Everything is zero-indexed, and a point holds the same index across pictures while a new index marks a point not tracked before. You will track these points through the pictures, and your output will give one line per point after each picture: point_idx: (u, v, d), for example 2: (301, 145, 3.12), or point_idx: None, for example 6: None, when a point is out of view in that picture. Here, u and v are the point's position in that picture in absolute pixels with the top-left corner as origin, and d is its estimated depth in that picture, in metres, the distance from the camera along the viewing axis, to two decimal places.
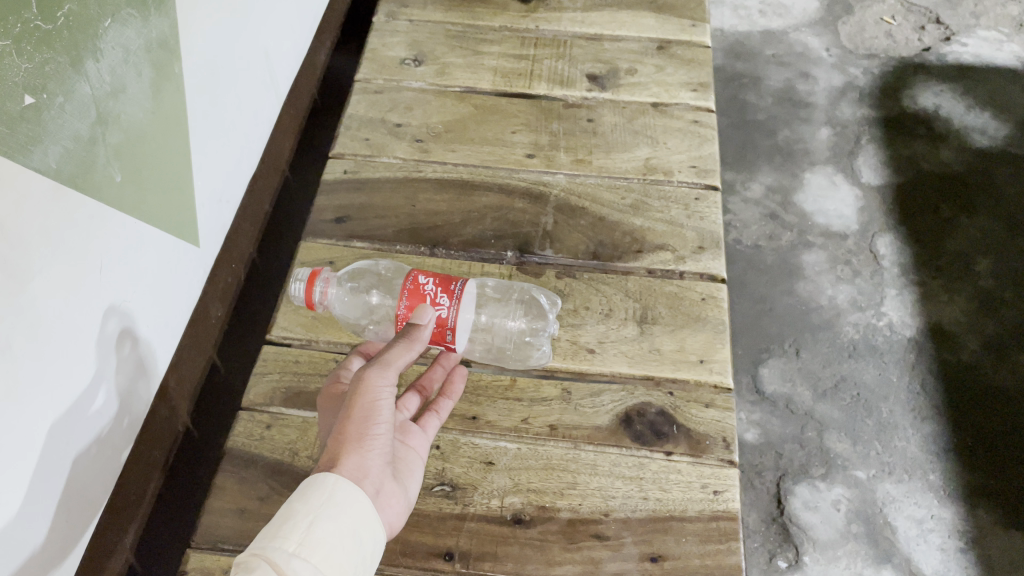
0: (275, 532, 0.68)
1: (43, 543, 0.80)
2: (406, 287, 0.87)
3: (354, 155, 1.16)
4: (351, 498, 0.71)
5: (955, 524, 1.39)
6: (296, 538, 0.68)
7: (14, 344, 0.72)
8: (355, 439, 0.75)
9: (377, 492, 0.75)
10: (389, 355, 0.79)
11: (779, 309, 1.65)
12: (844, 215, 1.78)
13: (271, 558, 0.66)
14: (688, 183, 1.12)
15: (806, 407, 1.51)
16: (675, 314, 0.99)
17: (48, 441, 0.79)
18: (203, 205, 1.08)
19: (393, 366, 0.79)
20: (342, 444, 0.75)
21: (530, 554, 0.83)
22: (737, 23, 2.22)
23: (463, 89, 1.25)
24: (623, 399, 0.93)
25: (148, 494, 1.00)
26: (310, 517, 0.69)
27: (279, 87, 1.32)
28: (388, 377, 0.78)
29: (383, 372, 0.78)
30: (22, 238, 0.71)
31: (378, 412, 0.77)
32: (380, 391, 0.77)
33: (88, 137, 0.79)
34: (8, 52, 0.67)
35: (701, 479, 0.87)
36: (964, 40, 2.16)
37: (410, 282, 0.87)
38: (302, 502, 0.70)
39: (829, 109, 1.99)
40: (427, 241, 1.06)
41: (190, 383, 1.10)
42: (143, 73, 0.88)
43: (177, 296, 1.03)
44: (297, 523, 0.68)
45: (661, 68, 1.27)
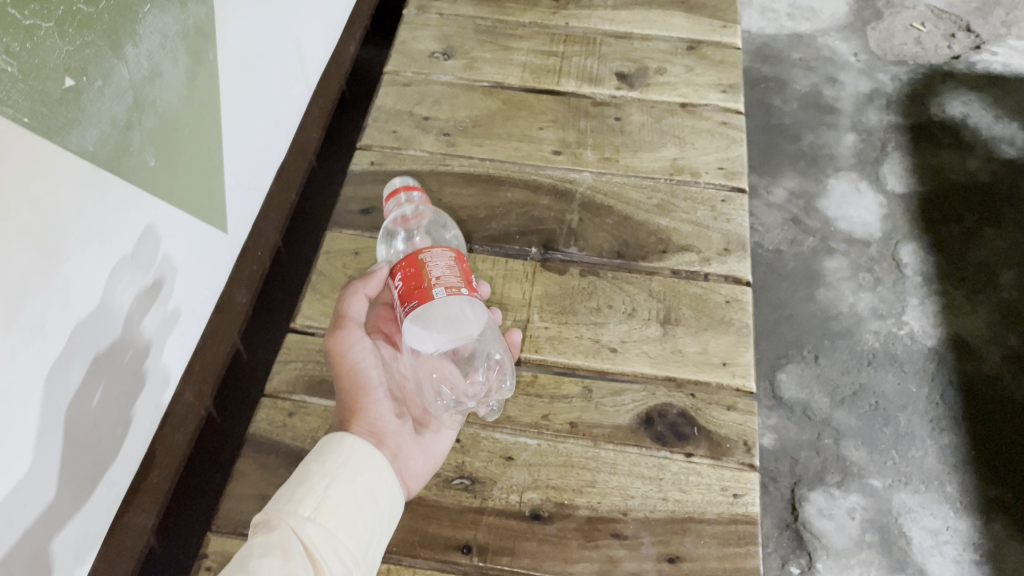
0: (292, 496, 0.75)
1: (66, 520, 0.81)
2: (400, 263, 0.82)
3: (382, 147, 1.16)
4: (366, 459, 0.79)
5: (970, 536, 1.38)
6: (311, 503, 0.74)
7: (48, 324, 0.73)
8: (356, 407, 0.83)
9: (395, 456, 0.82)
10: (345, 311, 0.86)
11: (799, 314, 1.64)
12: (868, 222, 1.77)
13: (289, 520, 0.73)
14: (715, 185, 1.11)
15: (824, 413, 1.50)
16: (699, 316, 0.98)
17: (74, 420, 0.80)
18: (233, 192, 1.09)
19: (353, 322, 0.85)
20: (347, 414, 0.83)
21: (547, 551, 0.83)
22: (764, 26, 2.22)
23: (491, 84, 1.25)
24: (644, 399, 0.93)
25: (171, 476, 1.01)
26: (326, 481, 0.76)
27: (309, 77, 1.32)
28: (354, 335, 0.84)
29: (348, 331, 0.85)
30: (57, 218, 0.72)
31: (361, 373, 0.84)
32: (353, 350, 0.84)
33: (124, 121, 0.79)
34: (51, 34, 0.67)
35: (721, 482, 0.87)
36: (994, 50, 2.14)
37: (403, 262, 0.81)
38: (318, 465, 0.77)
39: (855, 115, 1.97)
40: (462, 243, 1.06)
41: (214, 368, 1.11)
42: (179, 60, 0.89)
43: (206, 281, 1.04)
44: (314, 486, 0.75)
45: (691, 69, 1.27)
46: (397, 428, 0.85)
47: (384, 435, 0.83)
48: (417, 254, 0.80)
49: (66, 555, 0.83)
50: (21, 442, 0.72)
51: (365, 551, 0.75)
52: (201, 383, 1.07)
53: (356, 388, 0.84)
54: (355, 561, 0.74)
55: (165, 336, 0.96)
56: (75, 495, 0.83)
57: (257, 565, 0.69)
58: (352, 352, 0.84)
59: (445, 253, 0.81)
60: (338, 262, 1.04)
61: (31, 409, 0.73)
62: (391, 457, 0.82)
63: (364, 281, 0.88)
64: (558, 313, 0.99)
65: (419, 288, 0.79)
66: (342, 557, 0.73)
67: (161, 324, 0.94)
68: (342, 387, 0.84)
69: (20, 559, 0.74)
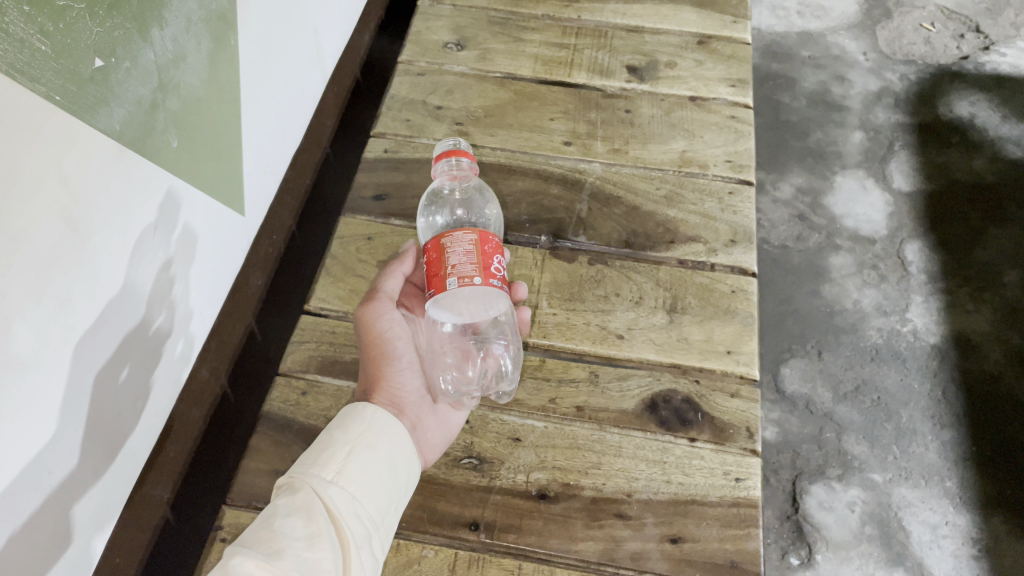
0: (315, 460, 0.76)
1: (87, 489, 0.84)
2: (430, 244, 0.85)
3: (395, 135, 1.18)
4: (387, 428, 0.81)
5: (969, 531, 1.40)
6: (334, 467, 0.76)
7: (74, 298, 0.76)
8: (380, 377, 0.88)
9: (414, 425, 0.86)
10: (380, 286, 0.92)
11: (803, 310, 1.66)
12: (873, 219, 1.78)
13: (312, 483, 0.74)
14: (723, 177, 1.13)
15: (826, 408, 1.52)
16: (705, 305, 1.00)
17: (97, 392, 0.83)
18: (250, 176, 1.11)
19: (385, 296, 0.91)
20: (371, 384, 0.88)
21: (553, 529, 0.85)
22: (774, 23, 2.23)
23: (503, 75, 1.27)
24: (649, 385, 0.95)
25: (186, 451, 1.03)
26: (348, 447, 0.78)
27: (324, 65, 1.34)
28: (384, 308, 0.90)
29: (380, 303, 0.91)
30: (84, 195, 0.74)
31: (388, 344, 0.89)
32: (381, 321, 0.90)
33: (149, 102, 0.82)
34: (82, 15, 0.70)
35: (723, 466, 0.89)
36: (1002, 51, 2.15)
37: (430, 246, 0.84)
38: (340, 432, 0.79)
39: (863, 113, 1.98)
40: (499, 229, 1.08)
41: (230, 348, 1.13)
42: (203, 44, 0.91)
43: (223, 261, 1.07)
44: (336, 452, 0.77)
45: (701, 63, 1.28)
46: (417, 399, 0.89)
47: (404, 406, 0.87)
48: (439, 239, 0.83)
49: (86, 524, 0.85)
50: (47, 411, 0.75)
51: (383, 517, 0.77)
52: (217, 361, 1.09)
53: (382, 358, 0.89)
54: (374, 524, 0.76)
55: (184, 311, 0.98)
56: (96, 466, 0.85)
57: (281, 523, 0.70)
58: (380, 322, 0.90)
59: (467, 237, 0.82)
60: (351, 246, 1.06)
61: (57, 378, 0.76)
62: (410, 426, 0.85)
63: (402, 262, 0.95)
64: (567, 298, 1.01)
65: (436, 278, 0.82)
66: (362, 520, 0.75)
67: (180, 300, 0.96)
68: (369, 357, 0.90)
69: (43, 524, 0.77)
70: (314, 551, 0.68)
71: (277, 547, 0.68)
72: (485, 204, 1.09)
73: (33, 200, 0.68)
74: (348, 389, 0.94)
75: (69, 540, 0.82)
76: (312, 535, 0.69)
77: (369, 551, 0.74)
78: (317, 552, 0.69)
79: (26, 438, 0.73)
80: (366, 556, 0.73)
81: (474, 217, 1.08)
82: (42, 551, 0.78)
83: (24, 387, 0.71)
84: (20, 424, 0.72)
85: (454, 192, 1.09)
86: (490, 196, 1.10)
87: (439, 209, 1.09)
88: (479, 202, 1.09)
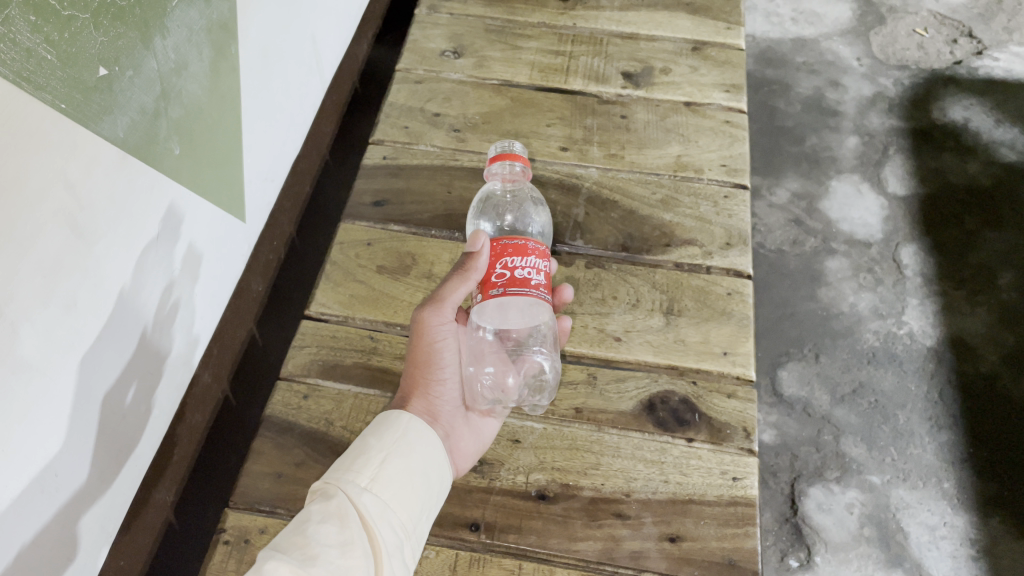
0: (350, 466, 0.78)
1: (93, 493, 0.85)
2: None
3: (394, 142, 1.20)
4: (419, 439, 0.82)
5: (968, 532, 1.41)
6: (368, 474, 0.77)
7: (78, 302, 0.77)
8: (418, 385, 0.88)
9: (445, 435, 0.87)
10: (443, 292, 0.87)
11: (800, 313, 1.67)
12: (869, 223, 1.80)
13: (346, 489, 0.75)
14: (718, 181, 1.14)
15: (824, 410, 1.53)
16: (701, 307, 1.01)
17: (103, 395, 0.84)
18: (251, 182, 1.12)
19: (448, 303, 0.87)
20: (410, 388, 0.88)
21: (553, 529, 0.86)
22: (769, 30, 2.25)
23: (500, 82, 1.28)
24: (646, 386, 0.96)
25: (188, 456, 1.04)
26: (382, 454, 0.79)
27: (323, 73, 1.36)
28: (443, 316, 0.88)
29: (438, 311, 0.88)
30: (89, 200, 0.76)
31: (437, 351, 0.89)
32: (437, 330, 0.88)
33: (152, 110, 0.83)
34: (87, 25, 0.71)
35: (721, 466, 0.90)
36: (995, 55, 2.17)
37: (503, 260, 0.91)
38: (375, 439, 0.80)
39: (858, 118, 2.00)
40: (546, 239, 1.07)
41: (232, 352, 1.14)
42: (204, 53, 0.92)
43: (224, 268, 1.08)
44: (370, 459, 0.78)
45: (696, 69, 1.30)
46: (451, 409, 0.89)
47: (438, 414, 0.88)
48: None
49: (92, 526, 0.86)
50: (54, 414, 0.76)
51: (414, 526, 0.77)
52: (219, 366, 1.10)
53: (426, 365, 0.89)
54: (405, 533, 0.76)
55: (188, 316, 0.99)
56: (101, 468, 0.86)
57: (315, 529, 0.70)
58: (432, 331, 0.88)
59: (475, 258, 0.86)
60: (350, 252, 1.07)
61: (64, 382, 0.77)
62: (443, 434, 0.86)
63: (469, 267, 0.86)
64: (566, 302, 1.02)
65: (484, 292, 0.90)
66: (394, 528, 0.75)
67: (183, 306, 0.98)
68: (414, 359, 0.89)
69: (51, 526, 0.78)
70: (348, 558, 0.69)
71: (312, 552, 0.68)
72: (533, 212, 1.08)
73: (40, 207, 0.69)
74: (349, 393, 0.95)
75: (76, 542, 0.83)
76: (346, 542, 0.70)
77: (401, 559, 0.74)
78: (351, 559, 0.69)
79: (33, 440, 0.74)
80: (397, 563, 0.74)
81: (524, 225, 1.06)
82: (49, 555, 0.79)
83: (32, 391, 0.72)
84: (28, 427, 0.73)
85: (507, 196, 1.08)
86: (541, 207, 1.09)
87: (488, 212, 1.08)
88: (529, 209, 1.07)
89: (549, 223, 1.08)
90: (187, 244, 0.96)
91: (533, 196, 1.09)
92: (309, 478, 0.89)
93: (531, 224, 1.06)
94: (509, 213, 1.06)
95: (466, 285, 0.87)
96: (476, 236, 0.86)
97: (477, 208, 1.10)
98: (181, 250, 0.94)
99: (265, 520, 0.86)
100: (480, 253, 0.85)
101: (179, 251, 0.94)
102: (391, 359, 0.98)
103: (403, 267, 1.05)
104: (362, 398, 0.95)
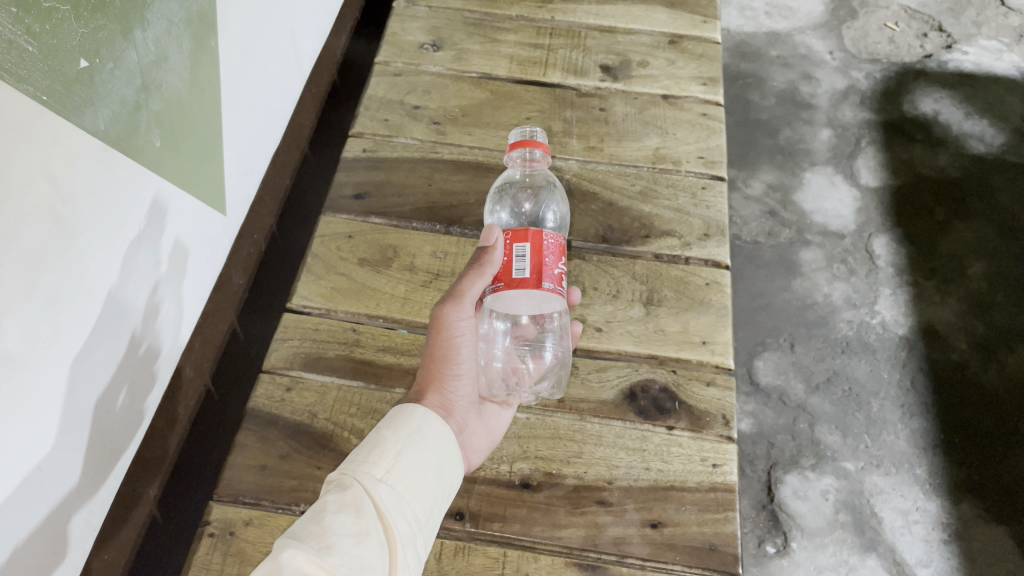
0: (365, 458, 0.77)
1: (78, 488, 0.85)
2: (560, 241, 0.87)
3: (373, 134, 1.20)
4: (434, 433, 0.82)
5: (940, 516, 1.43)
6: (383, 466, 0.77)
7: (62, 296, 0.76)
8: (434, 378, 0.88)
9: (460, 429, 0.86)
10: (461, 287, 0.89)
11: (776, 304, 1.69)
12: (842, 214, 1.83)
13: (362, 480, 0.75)
14: (696, 173, 1.16)
15: (800, 399, 1.55)
16: (680, 297, 1.03)
17: (89, 390, 0.83)
18: (230, 175, 1.12)
19: (467, 298, 0.88)
20: (425, 383, 0.87)
21: (536, 517, 0.87)
22: (743, 23, 2.27)
23: (479, 75, 1.29)
24: (627, 375, 0.97)
25: (170, 452, 1.04)
26: (398, 446, 0.79)
27: (302, 66, 1.35)
28: (463, 312, 0.88)
29: (459, 306, 0.88)
30: (70, 192, 0.75)
31: (454, 347, 0.88)
32: (457, 325, 0.88)
33: (133, 103, 0.83)
34: (68, 17, 0.71)
35: (700, 452, 0.91)
36: (964, 49, 2.21)
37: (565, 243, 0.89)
38: (390, 431, 0.80)
39: (831, 111, 2.03)
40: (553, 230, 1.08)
41: (213, 345, 1.14)
42: (184, 45, 0.92)
43: (206, 260, 1.08)
44: (386, 451, 0.78)
45: (672, 62, 1.31)
46: (467, 404, 0.88)
47: (453, 409, 0.87)
48: (543, 233, 0.86)
49: (79, 521, 0.86)
50: (39, 406, 0.76)
51: (426, 516, 0.78)
52: (200, 360, 1.10)
53: (442, 360, 0.88)
54: (418, 525, 0.76)
55: (171, 312, 0.99)
56: (86, 463, 0.86)
57: (331, 518, 0.71)
58: (452, 326, 0.88)
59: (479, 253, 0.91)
60: (332, 245, 1.07)
61: (49, 374, 0.76)
62: (456, 429, 0.85)
63: (486, 260, 0.88)
64: None
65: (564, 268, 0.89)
66: (408, 520, 0.75)
67: (167, 303, 0.97)
68: (431, 355, 0.89)
69: (36, 521, 0.78)
70: (364, 547, 0.70)
71: (328, 542, 0.69)
72: (550, 196, 1.11)
73: (21, 199, 0.69)
74: (333, 385, 0.96)
75: (62, 537, 0.83)
76: (361, 532, 0.70)
77: (415, 549, 0.74)
78: (366, 549, 0.70)
79: (19, 432, 0.74)
80: (412, 554, 0.73)
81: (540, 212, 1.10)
82: (35, 549, 0.78)
83: (17, 385, 0.72)
84: (13, 421, 0.73)
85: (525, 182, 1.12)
86: (560, 193, 1.11)
87: (507, 198, 1.12)
88: (546, 196, 1.11)
89: (567, 208, 1.10)
90: (170, 236, 0.95)
91: (551, 176, 1.12)
92: (294, 470, 0.89)
93: (547, 211, 1.10)
94: (527, 202, 1.12)
95: (484, 279, 0.88)
96: (490, 231, 0.89)
97: (500, 186, 1.13)
98: (164, 244, 0.94)
99: (249, 512, 0.87)
100: (495, 246, 0.88)
101: (162, 245, 0.94)
102: (374, 351, 0.98)
103: (384, 260, 1.05)
104: (346, 390, 0.95)
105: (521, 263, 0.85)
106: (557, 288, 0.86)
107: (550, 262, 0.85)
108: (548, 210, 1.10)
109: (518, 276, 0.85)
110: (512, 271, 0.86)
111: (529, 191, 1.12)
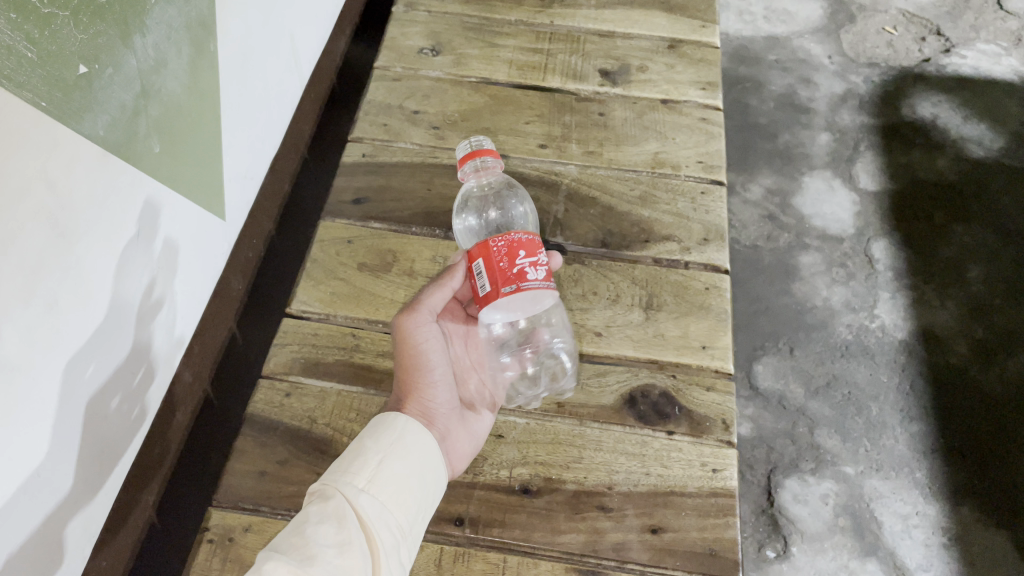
0: (347, 468, 0.77)
1: (74, 495, 0.85)
2: (512, 237, 0.83)
3: (372, 139, 1.20)
4: (416, 439, 0.82)
5: (940, 521, 1.43)
6: (365, 475, 0.77)
7: (60, 302, 0.76)
8: (411, 388, 0.87)
9: (443, 437, 0.86)
10: (420, 298, 0.89)
11: (775, 308, 1.69)
12: (841, 218, 1.83)
13: (343, 491, 0.75)
14: (695, 178, 1.16)
15: (798, 403, 1.55)
16: (680, 302, 1.03)
17: (85, 397, 0.83)
18: (229, 180, 1.11)
19: (425, 307, 0.88)
20: (402, 394, 0.88)
21: (537, 523, 0.87)
22: (742, 28, 2.27)
23: (478, 80, 1.29)
24: (627, 380, 0.97)
25: (169, 457, 1.04)
26: (380, 455, 0.79)
27: (301, 70, 1.35)
28: (423, 320, 0.88)
29: (417, 315, 0.88)
30: (69, 199, 0.75)
31: (422, 355, 0.88)
32: (417, 333, 0.87)
33: (132, 108, 0.83)
34: (67, 23, 0.71)
35: (700, 457, 0.91)
36: (962, 53, 2.21)
37: (524, 233, 0.83)
38: (372, 441, 0.80)
39: (829, 115, 2.03)
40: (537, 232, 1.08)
41: (212, 349, 1.14)
42: (183, 51, 0.92)
43: (204, 266, 1.08)
44: (368, 461, 0.78)
45: (671, 67, 1.31)
46: (447, 411, 0.88)
47: (434, 417, 0.87)
48: (486, 242, 0.83)
49: (76, 527, 0.86)
50: (36, 413, 0.75)
51: (411, 525, 0.78)
52: (199, 365, 1.10)
53: (414, 370, 0.88)
54: (402, 534, 0.76)
55: (167, 317, 0.99)
56: (82, 470, 0.85)
57: (313, 530, 0.70)
58: (416, 335, 0.87)
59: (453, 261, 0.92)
60: (331, 250, 1.07)
61: (48, 380, 0.76)
62: (439, 437, 0.86)
63: (449, 274, 0.90)
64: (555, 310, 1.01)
65: (537, 251, 0.83)
66: (392, 529, 0.75)
67: (164, 308, 0.97)
68: (402, 366, 0.89)
69: (34, 528, 0.78)
70: (347, 558, 0.70)
71: (310, 553, 0.69)
72: (515, 198, 1.11)
73: (20, 205, 0.69)
74: (332, 390, 0.96)
75: (59, 543, 0.83)
76: (343, 542, 0.71)
77: (397, 559, 0.74)
78: (348, 559, 0.70)
79: (17, 439, 0.73)
80: (394, 563, 0.74)
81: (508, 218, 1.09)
82: (31, 556, 0.78)
83: (16, 391, 0.72)
84: (12, 428, 0.72)
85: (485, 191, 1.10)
86: (519, 189, 1.12)
87: (471, 209, 1.10)
88: (510, 198, 1.10)
89: (531, 203, 1.11)
90: (167, 242, 0.95)
91: (508, 178, 1.12)
92: (294, 476, 0.89)
93: (514, 214, 1.10)
94: (492, 208, 1.09)
95: (446, 290, 0.90)
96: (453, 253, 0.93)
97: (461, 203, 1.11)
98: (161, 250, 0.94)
99: (248, 518, 0.86)
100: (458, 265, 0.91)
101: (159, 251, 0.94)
102: (374, 356, 0.98)
103: (384, 265, 1.05)
104: (345, 396, 0.95)
105: (482, 280, 0.83)
106: (523, 283, 0.81)
107: (500, 265, 0.81)
108: (516, 212, 1.10)
109: (482, 292, 0.83)
110: (478, 289, 0.84)
111: (492, 198, 1.10)
